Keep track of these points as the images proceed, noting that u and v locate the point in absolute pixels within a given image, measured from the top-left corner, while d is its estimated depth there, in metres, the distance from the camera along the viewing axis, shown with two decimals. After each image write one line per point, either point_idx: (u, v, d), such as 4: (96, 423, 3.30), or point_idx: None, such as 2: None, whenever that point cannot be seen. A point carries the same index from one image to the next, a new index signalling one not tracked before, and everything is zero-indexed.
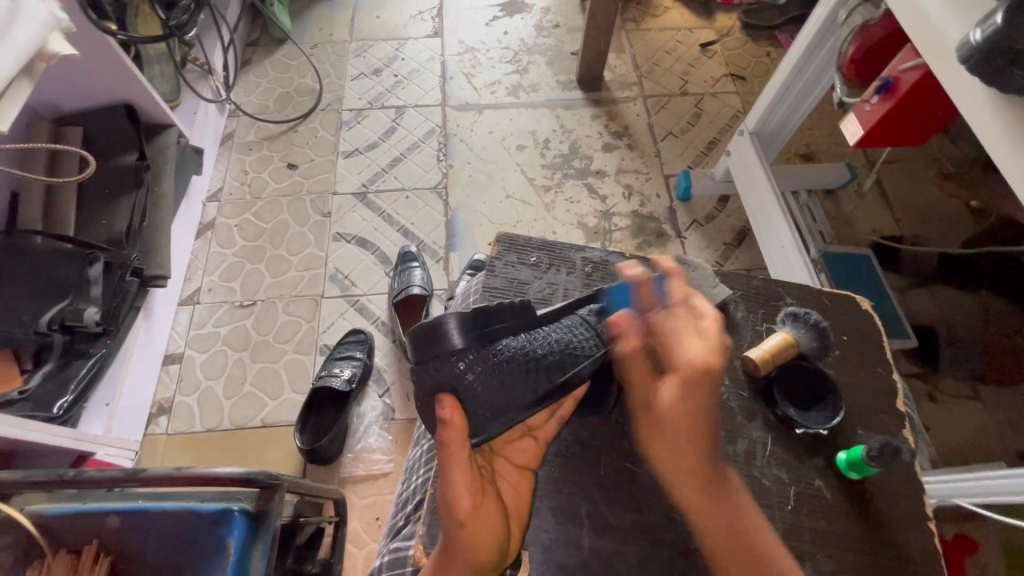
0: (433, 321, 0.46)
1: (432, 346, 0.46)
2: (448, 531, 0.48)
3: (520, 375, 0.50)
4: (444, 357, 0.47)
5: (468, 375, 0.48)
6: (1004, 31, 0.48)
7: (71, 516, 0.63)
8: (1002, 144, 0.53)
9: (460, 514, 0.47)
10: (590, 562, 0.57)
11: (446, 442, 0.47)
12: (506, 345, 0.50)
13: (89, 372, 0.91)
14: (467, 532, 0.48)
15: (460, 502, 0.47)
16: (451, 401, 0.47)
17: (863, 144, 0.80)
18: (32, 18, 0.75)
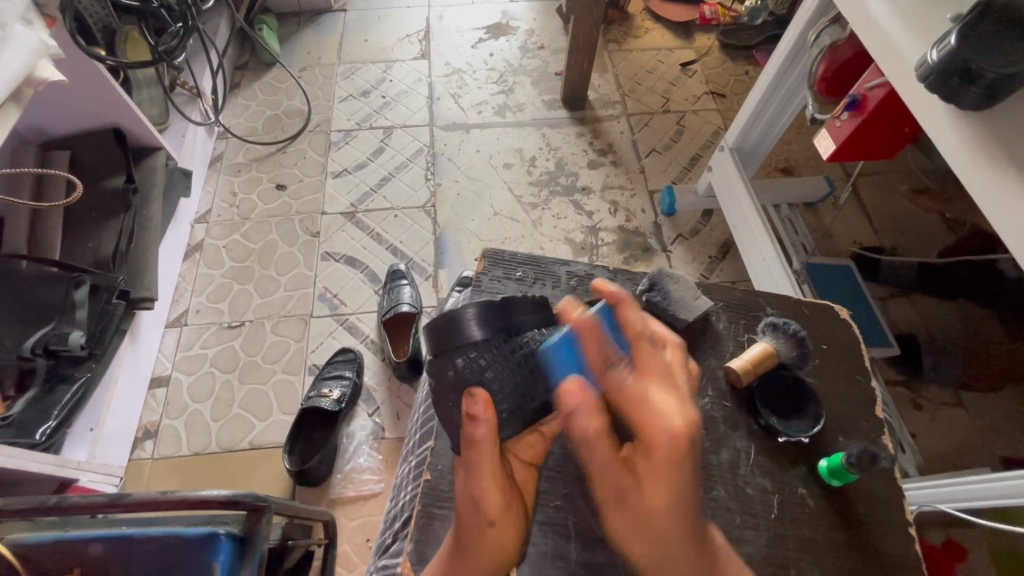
0: (453, 313, 0.47)
1: (457, 338, 0.48)
2: (466, 528, 0.50)
3: (538, 370, 0.52)
4: (465, 350, 0.48)
5: (488, 368, 0.49)
6: (957, 52, 0.50)
7: (52, 545, 0.62)
8: (961, 156, 0.55)
9: (488, 512, 0.49)
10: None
11: (480, 441, 0.49)
12: (527, 338, 0.52)
13: (74, 397, 0.90)
14: (493, 530, 0.49)
15: (489, 500, 0.49)
16: (482, 395, 0.49)
17: (835, 158, 0.83)
18: (22, 46, 0.76)
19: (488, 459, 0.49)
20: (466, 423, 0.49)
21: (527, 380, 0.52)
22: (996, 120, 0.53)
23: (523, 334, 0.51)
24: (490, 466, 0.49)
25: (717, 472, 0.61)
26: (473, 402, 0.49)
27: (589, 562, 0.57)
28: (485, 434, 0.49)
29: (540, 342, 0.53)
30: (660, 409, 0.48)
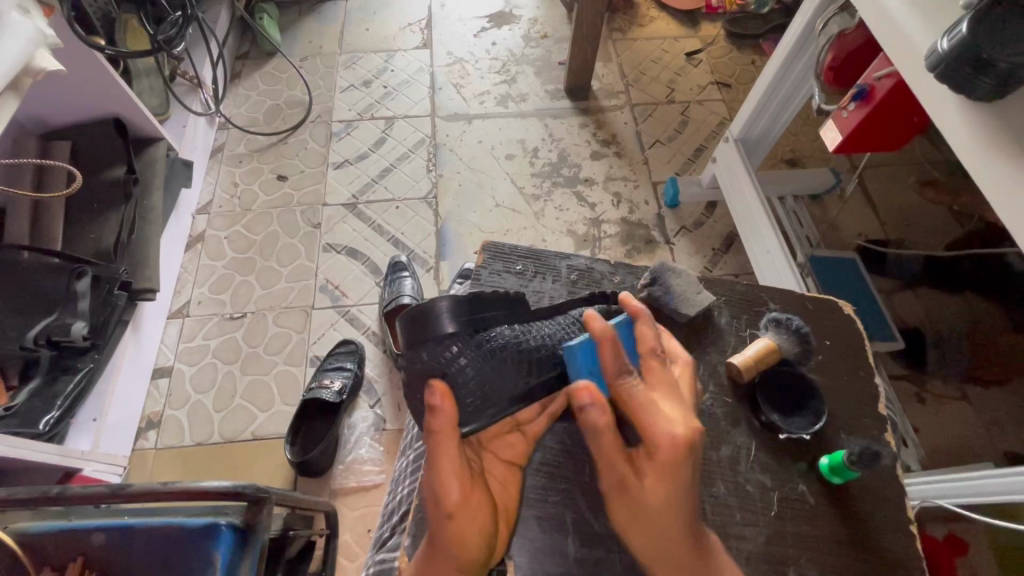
0: (423, 306, 0.47)
1: (430, 329, 0.47)
2: (434, 523, 0.50)
3: (510, 364, 0.51)
4: (439, 341, 0.47)
5: (461, 360, 0.48)
6: (970, 42, 0.49)
7: (55, 534, 0.62)
8: (972, 149, 0.54)
9: (448, 505, 0.49)
10: (577, 571, 0.57)
11: (438, 433, 0.49)
12: (498, 333, 0.50)
13: (77, 388, 0.90)
14: (453, 523, 0.49)
15: (449, 493, 0.49)
16: (440, 387, 0.48)
17: (842, 150, 0.81)
18: (18, 36, 0.75)
19: (450, 454, 0.49)
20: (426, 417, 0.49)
21: (500, 374, 0.51)
22: (1008, 112, 0.52)
23: (495, 326, 0.50)
24: (451, 458, 0.49)
25: (716, 468, 0.60)
26: (431, 395, 0.48)
27: (586, 557, 0.58)
28: (445, 425, 0.49)
29: (513, 337, 0.52)
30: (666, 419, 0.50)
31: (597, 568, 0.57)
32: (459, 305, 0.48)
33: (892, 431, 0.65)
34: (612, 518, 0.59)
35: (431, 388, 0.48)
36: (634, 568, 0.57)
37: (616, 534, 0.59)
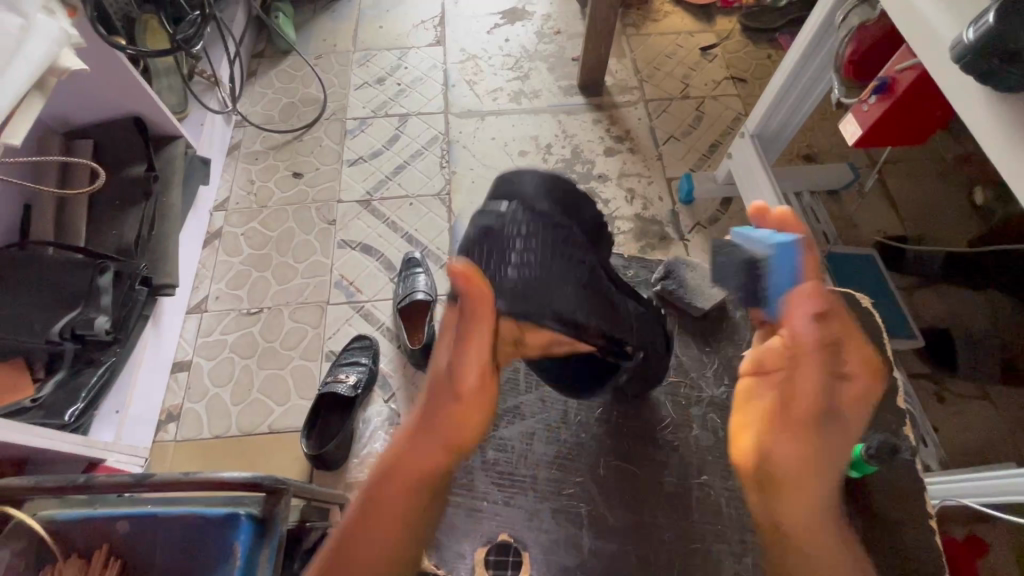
0: (510, 207, 0.56)
1: (498, 223, 0.56)
2: (439, 391, 0.55)
3: (570, 269, 0.56)
4: (504, 239, 0.55)
5: (522, 246, 0.55)
6: (997, 31, 0.48)
7: (81, 521, 0.64)
8: (997, 142, 0.53)
9: (460, 388, 0.54)
10: (592, 561, 0.61)
11: (465, 307, 0.51)
12: (565, 250, 0.57)
13: (101, 380, 0.93)
14: (461, 404, 0.54)
15: (462, 375, 0.53)
16: (467, 272, 0.51)
17: (862, 143, 0.80)
18: (45, 36, 0.77)
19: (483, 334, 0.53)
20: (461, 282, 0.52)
21: (558, 268, 0.55)
22: None
23: (558, 232, 0.57)
24: (475, 340, 0.53)
25: (731, 461, 0.67)
26: (457, 280, 0.51)
27: (600, 549, 0.62)
28: (487, 296, 0.52)
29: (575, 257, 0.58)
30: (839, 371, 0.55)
31: (611, 562, 0.61)
32: (529, 205, 0.57)
33: (911, 427, 0.65)
34: (626, 511, 0.64)
35: (454, 273, 0.51)
36: (648, 562, 0.61)
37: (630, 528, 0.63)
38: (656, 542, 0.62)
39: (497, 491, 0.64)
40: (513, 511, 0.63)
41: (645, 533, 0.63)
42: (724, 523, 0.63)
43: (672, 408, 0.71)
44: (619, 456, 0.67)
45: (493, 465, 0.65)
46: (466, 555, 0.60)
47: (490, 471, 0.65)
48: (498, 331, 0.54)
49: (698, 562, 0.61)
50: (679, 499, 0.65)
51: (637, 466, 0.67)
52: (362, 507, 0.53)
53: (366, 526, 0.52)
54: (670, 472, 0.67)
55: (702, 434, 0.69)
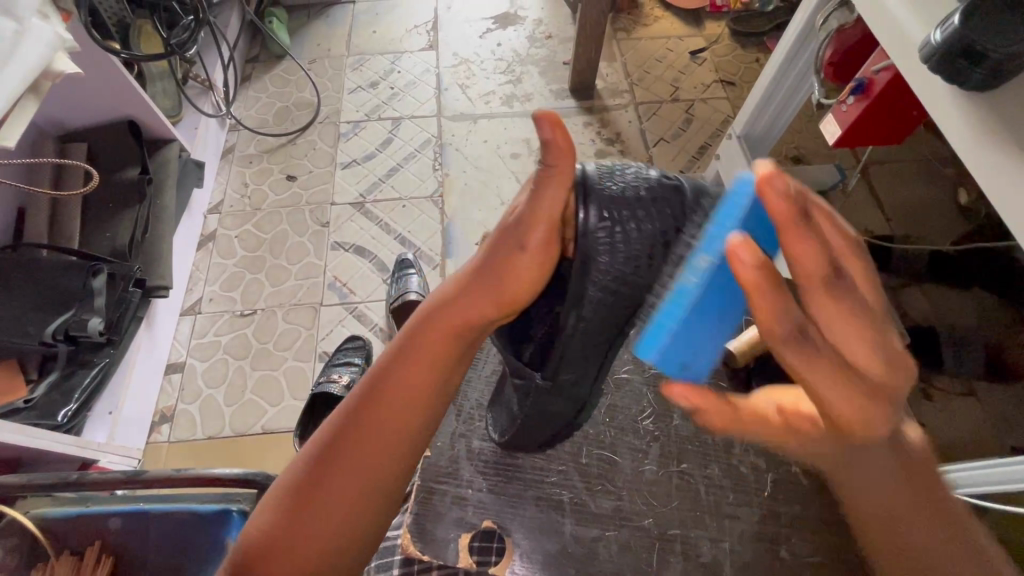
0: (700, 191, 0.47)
1: (638, 191, 0.46)
2: (500, 245, 0.47)
3: (650, 277, 0.46)
4: (633, 206, 0.45)
5: (642, 230, 0.45)
6: (963, 33, 0.50)
7: (72, 519, 0.65)
8: (964, 139, 0.54)
9: (526, 241, 0.46)
10: (574, 546, 0.67)
11: (559, 150, 0.42)
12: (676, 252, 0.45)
13: (94, 381, 0.93)
14: (524, 258, 0.46)
15: (532, 233, 0.45)
16: (551, 119, 0.42)
17: (842, 143, 0.82)
18: (39, 40, 0.78)
19: (525, 256, 0.46)
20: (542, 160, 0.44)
21: (645, 272, 0.45)
22: (1001, 103, 0.52)
23: (681, 250, 0.45)
24: (556, 200, 0.45)
25: (712, 451, 0.73)
26: (540, 130, 0.42)
27: (582, 535, 0.67)
28: (551, 201, 0.44)
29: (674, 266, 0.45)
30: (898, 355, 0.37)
31: (594, 545, 0.67)
32: (689, 201, 0.46)
33: None
34: (607, 499, 0.70)
35: (539, 118, 0.42)
36: (629, 547, 0.67)
37: (613, 515, 0.69)
38: (636, 529, 0.68)
39: (481, 479, 0.70)
40: (494, 499, 0.69)
41: (629, 520, 0.69)
42: (702, 509, 0.70)
43: (653, 399, 0.77)
44: (600, 446, 0.73)
45: (478, 454, 0.71)
46: (451, 541, 0.66)
47: (476, 461, 0.70)
48: (532, 276, 0.47)
49: (678, 545, 0.67)
50: (660, 488, 0.71)
51: (619, 456, 0.73)
52: (334, 432, 0.49)
53: (336, 452, 0.48)
54: (651, 462, 0.73)
55: (683, 425, 0.75)
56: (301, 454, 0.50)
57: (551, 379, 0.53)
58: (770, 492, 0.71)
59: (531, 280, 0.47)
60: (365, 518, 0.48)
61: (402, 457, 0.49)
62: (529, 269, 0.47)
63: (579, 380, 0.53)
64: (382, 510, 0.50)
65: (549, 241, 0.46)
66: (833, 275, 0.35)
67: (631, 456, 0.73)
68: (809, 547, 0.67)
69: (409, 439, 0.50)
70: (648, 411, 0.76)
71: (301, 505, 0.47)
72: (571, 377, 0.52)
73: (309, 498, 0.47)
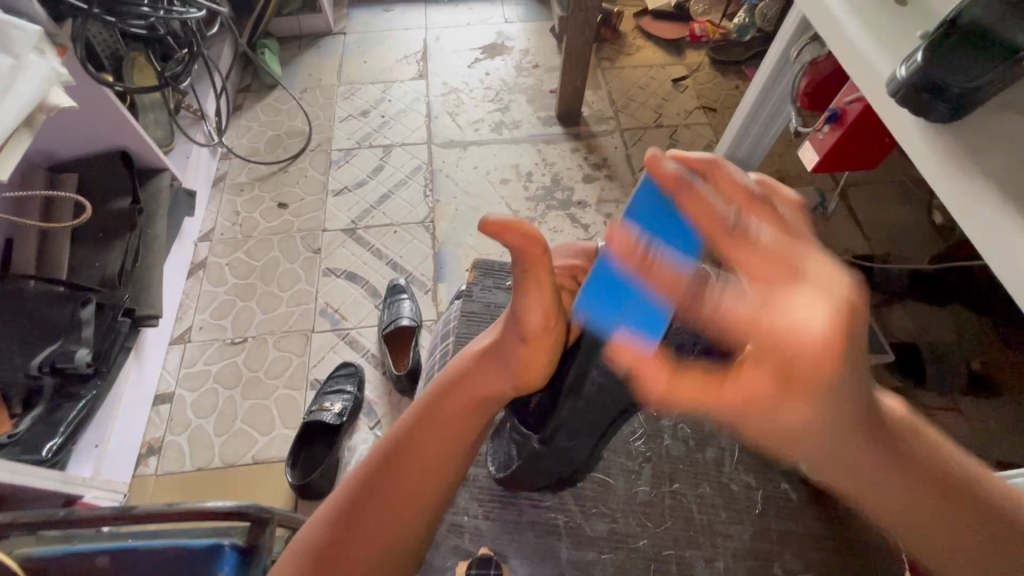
0: None
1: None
2: (509, 335, 0.50)
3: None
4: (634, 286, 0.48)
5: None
6: (924, 68, 0.53)
7: (60, 557, 0.63)
8: (930, 167, 0.57)
9: (525, 332, 0.48)
10: (569, 570, 0.67)
11: (522, 250, 0.45)
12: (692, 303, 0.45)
13: (80, 414, 0.92)
14: (524, 348, 0.49)
15: (528, 322, 0.48)
16: (497, 224, 0.43)
17: (821, 168, 0.86)
18: (34, 76, 0.79)
19: (530, 345, 0.49)
20: (518, 263, 0.47)
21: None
22: (965, 132, 0.56)
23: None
24: (544, 293, 0.47)
25: (702, 469, 0.74)
26: (495, 238, 0.44)
27: (578, 559, 0.67)
28: (536, 307, 0.47)
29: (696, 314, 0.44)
30: (802, 316, 0.34)
31: (589, 569, 0.67)
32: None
33: None
34: (602, 522, 0.70)
35: (489, 229, 0.44)
36: (623, 569, 0.67)
37: (608, 537, 0.69)
38: (632, 551, 0.68)
39: (477, 505, 0.70)
40: (492, 525, 0.69)
41: (624, 543, 0.69)
42: (695, 529, 0.70)
43: (644, 419, 0.78)
44: (595, 468, 0.74)
45: (473, 481, 0.71)
46: (448, 569, 0.65)
47: (470, 487, 0.70)
48: (534, 362, 0.50)
49: (673, 566, 0.68)
50: (654, 508, 0.71)
51: (611, 478, 0.73)
52: (358, 487, 0.49)
53: (360, 507, 0.48)
54: (644, 482, 0.73)
55: (674, 444, 0.76)
56: (324, 510, 0.50)
57: (547, 442, 0.55)
58: (762, 510, 0.71)
59: (534, 362, 0.49)
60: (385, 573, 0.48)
61: (423, 519, 0.50)
62: (534, 354, 0.49)
63: (575, 448, 0.55)
64: (402, 566, 0.50)
65: (546, 326, 0.48)
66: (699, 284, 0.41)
67: (625, 477, 0.73)
68: (803, 566, 0.68)
69: (430, 503, 0.50)
70: (639, 432, 0.77)
71: (322, 563, 0.47)
72: (568, 444, 0.54)
73: (336, 555, 0.47)
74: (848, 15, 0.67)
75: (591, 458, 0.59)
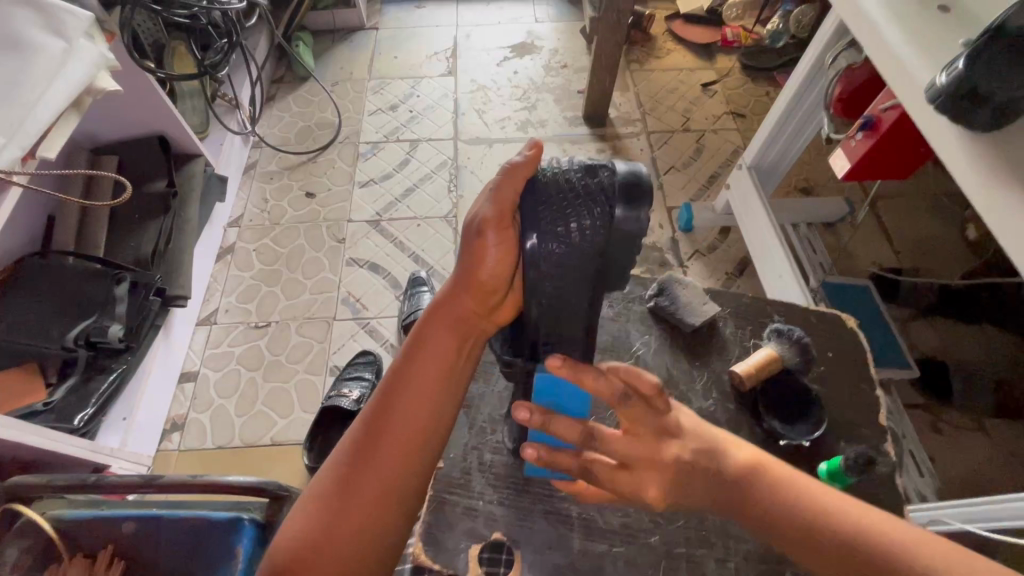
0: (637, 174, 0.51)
1: (573, 194, 0.51)
2: (467, 244, 0.52)
3: (592, 256, 0.51)
4: (565, 209, 0.50)
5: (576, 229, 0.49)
6: (966, 76, 0.52)
7: (88, 521, 0.65)
8: (968, 176, 0.56)
9: (479, 231, 0.51)
10: (579, 561, 0.68)
11: (520, 163, 0.51)
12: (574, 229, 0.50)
13: (111, 386, 0.95)
14: (483, 245, 0.51)
15: (484, 223, 0.51)
16: (537, 144, 0.51)
17: (851, 176, 0.85)
18: (83, 60, 0.82)
19: (484, 244, 0.51)
20: (506, 170, 0.52)
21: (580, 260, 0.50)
22: (1003, 142, 0.55)
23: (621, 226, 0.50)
24: (511, 192, 0.51)
25: None
26: (527, 149, 0.52)
27: (590, 550, 0.68)
28: (503, 198, 0.51)
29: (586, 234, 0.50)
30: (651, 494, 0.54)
31: (600, 562, 0.68)
32: (612, 185, 0.51)
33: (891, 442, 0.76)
34: (616, 514, 0.70)
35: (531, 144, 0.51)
36: (634, 563, 0.68)
37: (619, 531, 0.70)
38: (643, 546, 0.69)
39: (493, 491, 0.72)
40: (506, 511, 0.70)
41: (637, 538, 0.69)
42: (709, 530, 0.70)
43: None
44: None
45: (489, 467, 0.73)
46: (461, 551, 0.68)
47: (487, 474, 0.73)
48: (498, 270, 0.52)
49: (684, 564, 0.68)
50: (666, 506, 0.71)
51: None
52: (355, 445, 0.50)
53: (363, 454, 0.49)
54: None
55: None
56: (332, 458, 0.51)
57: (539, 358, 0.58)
58: None
59: (485, 264, 0.51)
60: (392, 524, 0.49)
61: (421, 463, 0.50)
62: (497, 258, 0.51)
63: (567, 360, 0.58)
64: (408, 513, 0.50)
65: (502, 229, 0.51)
66: (579, 369, 0.54)
67: None
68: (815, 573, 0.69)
69: (432, 439, 0.51)
70: None
71: (334, 506, 0.48)
72: (560, 353, 0.58)
73: (343, 499, 0.48)
74: (887, 22, 0.66)
75: (584, 388, 0.62)
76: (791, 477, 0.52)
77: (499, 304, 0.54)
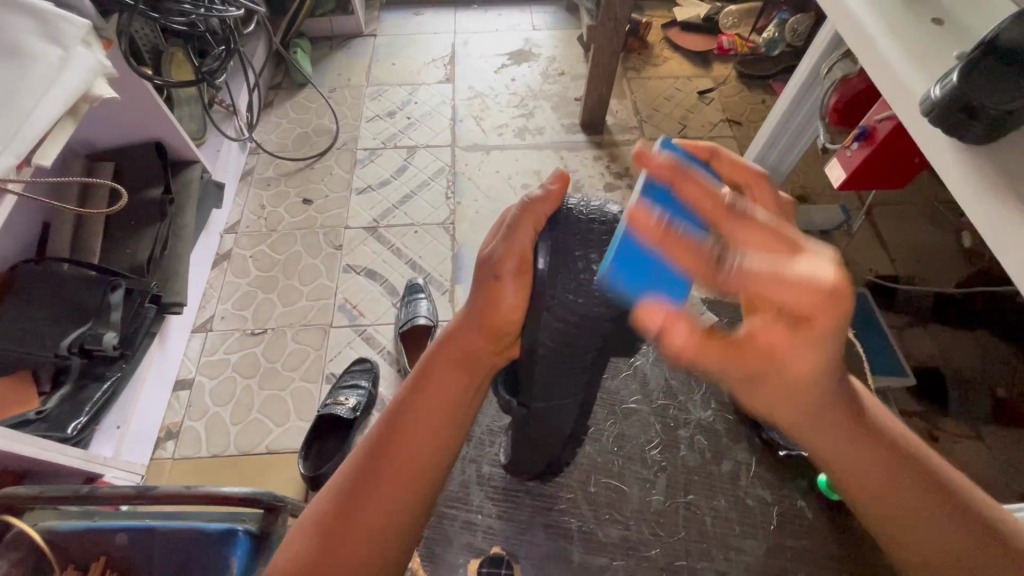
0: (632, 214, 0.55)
1: (592, 230, 0.53)
2: (481, 281, 0.54)
3: (607, 299, 0.53)
4: (588, 241, 0.53)
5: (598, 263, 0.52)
6: (960, 89, 0.53)
7: (80, 533, 0.65)
8: (961, 188, 0.56)
9: (499, 269, 0.52)
10: (579, 573, 0.69)
11: (545, 199, 0.53)
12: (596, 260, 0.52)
13: (105, 395, 0.94)
14: (496, 284, 0.52)
15: (503, 261, 0.52)
16: (563, 175, 0.54)
17: (846, 185, 0.85)
18: (80, 67, 0.82)
19: (499, 282, 0.52)
20: (530, 203, 0.54)
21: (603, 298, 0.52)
22: (996, 154, 0.55)
23: None
24: (532, 226, 0.53)
25: (717, 481, 0.76)
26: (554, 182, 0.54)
27: (589, 563, 0.70)
28: (523, 232, 0.52)
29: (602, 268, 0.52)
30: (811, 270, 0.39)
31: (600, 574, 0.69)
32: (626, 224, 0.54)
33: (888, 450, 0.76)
34: (615, 528, 0.72)
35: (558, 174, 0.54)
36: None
37: (619, 544, 0.71)
38: (642, 559, 0.70)
39: (490, 505, 0.73)
40: (503, 526, 0.72)
41: (636, 551, 0.71)
42: (709, 541, 0.72)
43: (661, 429, 0.81)
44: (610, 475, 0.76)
45: (487, 479, 0.75)
46: (460, 566, 0.68)
47: (486, 487, 0.74)
48: (509, 309, 0.53)
49: None
50: (667, 519, 0.73)
51: (626, 485, 0.76)
52: (359, 468, 0.49)
53: (367, 478, 0.48)
54: (658, 492, 0.75)
55: (690, 455, 0.78)
56: (334, 480, 0.50)
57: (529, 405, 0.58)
58: (777, 527, 0.73)
59: (503, 300, 0.53)
60: (394, 548, 0.48)
61: (424, 486, 0.50)
62: (509, 298, 0.53)
63: (561, 409, 0.58)
64: (408, 537, 0.49)
65: (520, 266, 0.52)
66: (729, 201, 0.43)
67: (640, 485, 0.76)
68: None
69: (435, 461, 0.51)
70: (655, 441, 0.80)
71: (334, 532, 0.47)
72: (547, 406, 0.58)
73: (344, 523, 0.47)
74: (881, 34, 0.66)
75: (574, 438, 0.65)
76: (865, 475, 0.51)
77: (509, 338, 0.55)
